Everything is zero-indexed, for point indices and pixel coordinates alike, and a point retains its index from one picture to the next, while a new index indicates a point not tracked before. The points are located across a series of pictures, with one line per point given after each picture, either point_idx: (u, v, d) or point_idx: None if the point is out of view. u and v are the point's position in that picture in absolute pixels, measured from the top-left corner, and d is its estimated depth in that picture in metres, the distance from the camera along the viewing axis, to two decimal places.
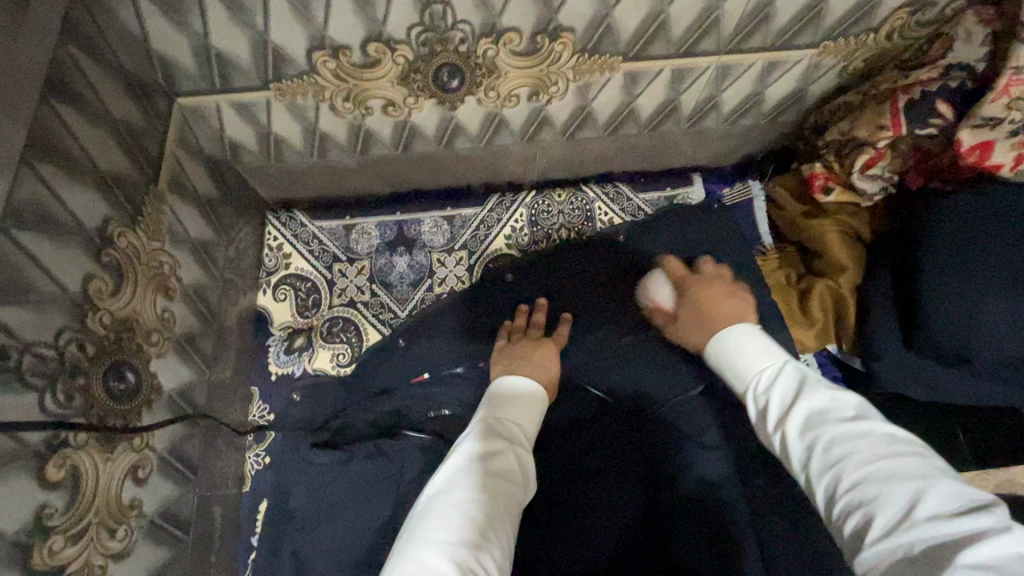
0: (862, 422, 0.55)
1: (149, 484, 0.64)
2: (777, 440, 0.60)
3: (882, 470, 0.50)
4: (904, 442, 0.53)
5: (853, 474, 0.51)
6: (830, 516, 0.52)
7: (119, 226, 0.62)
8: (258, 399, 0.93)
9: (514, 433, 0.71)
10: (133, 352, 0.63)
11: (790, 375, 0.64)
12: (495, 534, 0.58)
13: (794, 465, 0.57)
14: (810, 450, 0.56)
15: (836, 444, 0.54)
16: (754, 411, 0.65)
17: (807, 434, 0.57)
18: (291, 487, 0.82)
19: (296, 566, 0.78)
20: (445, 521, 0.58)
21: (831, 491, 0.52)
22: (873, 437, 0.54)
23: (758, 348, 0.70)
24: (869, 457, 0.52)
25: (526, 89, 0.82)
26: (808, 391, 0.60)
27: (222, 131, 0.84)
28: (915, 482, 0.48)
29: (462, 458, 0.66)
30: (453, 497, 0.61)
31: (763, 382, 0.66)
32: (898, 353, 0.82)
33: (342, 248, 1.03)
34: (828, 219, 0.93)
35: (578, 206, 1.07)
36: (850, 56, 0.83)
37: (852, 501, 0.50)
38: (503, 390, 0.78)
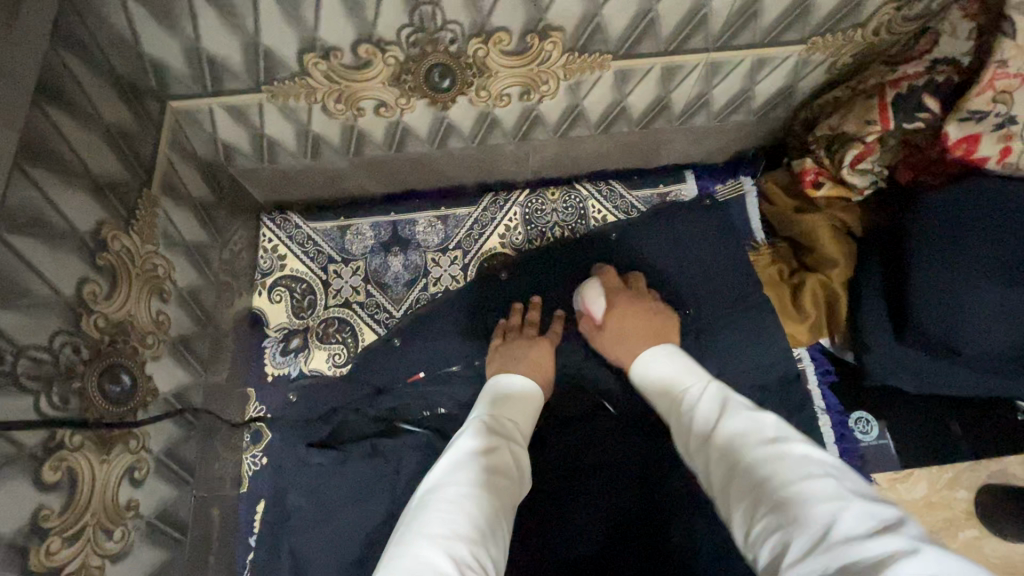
0: (781, 444, 0.56)
1: (146, 486, 0.65)
2: (706, 457, 0.60)
3: (802, 489, 0.50)
4: (820, 465, 0.53)
5: (770, 496, 0.51)
6: (750, 540, 0.52)
7: (113, 229, 0.62)
8: (255, 401, 0.93)
9: (510, 430, 0.72)
10: (129, 354, 0.63)
11: (708, 399, 0.66)
12: (493, 528, 0.59)
13: (721, 488, 0.57)
14: (731, 470, 0.56)
15: (761, 465, 0.55)
16: (680, 433, 0.66)
17: (732, 458, 0.57)
18: (289, 487, 0.82)
19: (295, 565, 0.78)
20: (443, 515, 0.58)
21: (751, 515, 0.52)
22: (792, 458, 0.54)
23: (677, 368, 0.72)
24: (787, 477, 0.52)
25: (517, 89, 0.83)
26: (727, 415, 0.62)
27: (216, 134, 0.84)
28: (829, 503, 0.48)
29: (459, 453, 0.66)
30: (450, 492, 0.61)
31: (686, 405, 0.67)
32: (888, 345, 0.83)
33: (337, 249, 1.03)
34: (820, 214, 0.93)
35: (572, 204, 1.07)
36: (838, 52, 0.83)
37: (768, 524, 0.50)
38: (500, 388, 0.78)
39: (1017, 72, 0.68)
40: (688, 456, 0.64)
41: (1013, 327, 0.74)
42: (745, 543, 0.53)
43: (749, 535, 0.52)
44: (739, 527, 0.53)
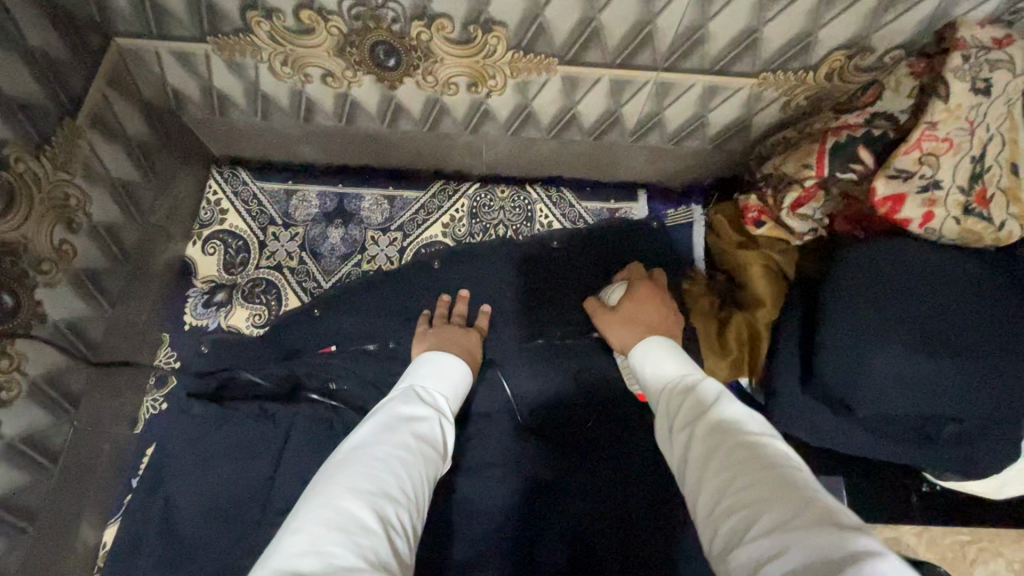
0: (766, 435, 0.57)
1: (14, 408, 0.65)
2: (682, 438, 0.62)
3: (770, 471, 0.52)
4: (797, 461, 0.54)
5: (749, 472, 0.52)
6: (714, 515, 0.53)
7: (16, 151, 0.63)
8: (168, 346, 0.94)
9: (440, 405, 0.73)
10: (14, 276, 0.64)
11: (707, 384, 0.66)
12: (417, 492, 0.60)
13: (694, 463, 0.58)
14: (706, 449, 0.58)
15: (741, 444, 0.56)
16: (667, 416, 0.67)
17: (714, 434, 0.59)
18: (173, 435, 0.82)
19: (165, 511, 0.78)
20: (368, 467, 0.58)
21: (721, 490, 0.53)
22: (772, 448, 0.55)
23: (681, 359, 0.74)
24: (762, 459, 0.53)
25: (464, 79, 0.83)
26: (722, 400, 0.63)
27: (163, 78, 0.85)
28: (805, 488, 0.49)
29: (390, 417, 0.67)
30: (379, 449, 0.62)
31: (681, 387, 0.68)
32: (795, 393, 0.81)
33: (281, 213, 1.03)
34: (756, 253, 0.92)
35: (520, 205, 1.07)
36: (791, 92, 0.82)
37: (740, 498, 0.51)
38: (428, 364, 0.79)
39: (944, 136, 0.69)
40: (668, 434, 0.65)
41: (911, 397, 0.73)
42: (708, 521, 0.53)
43: (715, 510, 0.53)
44: (708, 501, 0.54)
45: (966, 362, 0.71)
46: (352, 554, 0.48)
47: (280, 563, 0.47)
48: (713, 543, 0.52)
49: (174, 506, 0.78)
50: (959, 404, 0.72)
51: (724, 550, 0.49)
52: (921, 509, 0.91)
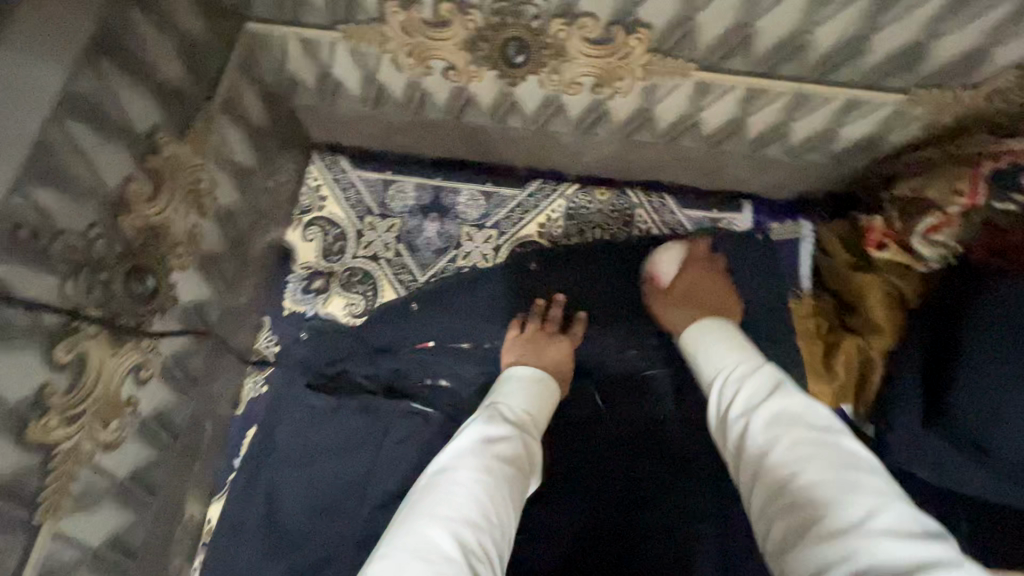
0: (829, 433, 0.58)
1: (149, 387, 0.67)
2: (736, 431, 0.63)
3: (839, 480, 0.54)
4: (865, 462, 0.56)
5: (812, 473, 0.55)
6: (769, 510, 0.56)
7: (165, 136, 0.63)
8: (268, 330, 0.95)
9: (522, 421, 0.73)
10: (157, 259, 0.64)
11: (764, 375, 0.66)
12: (503, 521, 0.61)
13: (749, 455, 0.61)
14: (755, 439, 0.61)
15: (806, 443, 0.58)
16: (719, 404, 0.68)
17: (773, 430, 0.60)
18: (280, 422, 0.85)
19: (268, 498, 0.81)
20: (449, 500, 0.60)
21: (778, 486, 0.57)
22: (839, 448, 0.57)
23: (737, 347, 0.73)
24: (832, 463, 0.55)
25: (590, 79, 0.80)
26: (783, 392, 0.63)
27: (285, 64, 0.84)
28: (868, 497, 0.52)
29: (469, 439, 0.67)
30: (461, 477, 0.62)
31: (733, 376, 0.69)
32: (918, 427, 0.77)
33: (377, 202, 1.03)
34: (875, 276, 0.88)
35: (618, 209, 1.04)
36: (941, 110, 0.76)
37: (796, 496, 0.55)
38: (512, 380, 0.78)
39: None
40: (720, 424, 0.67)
41: None
42: (760, 514, 0.58)
43: (767, 505, 0.57)
44: (763, 492, 0.58)
45: None
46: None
47: None
48: (764, 533, 0.56)
49: (278, 493, 0.81)
50: None
51: (777, 545, 0.54)
52: None
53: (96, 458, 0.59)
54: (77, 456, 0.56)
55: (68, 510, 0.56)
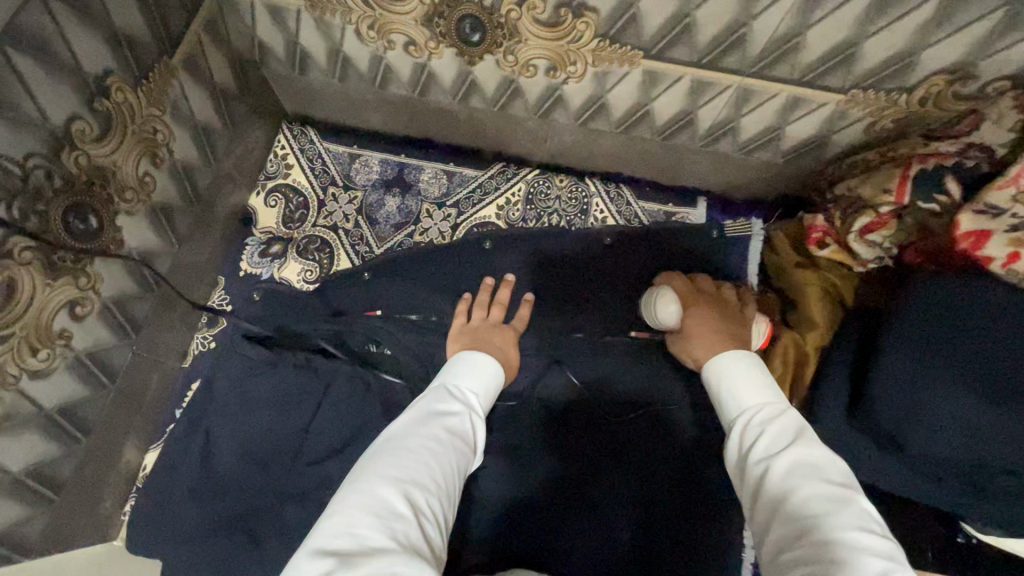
0: (848, 487, 0.54)
1: (86, 323, 0.69)
2: (756, 474, 0.59)
3: (852, 529, 0.49)
4: (881, 523, 0.51)
5: (828, 518, 0.50)
6: (777, 560, 0.51)
7: (118, 81, 0.66)
8: (223, 289, 0.96)
9: (469, 400, 0.72)
10: (101, 199, 0.67)
11: (789, 423, 0.62)
12: (448, 494, 0.59)
13: (766, 506, 0.56)
14: (775, 482, 0.56)
15: (822, 496, 0.53)
16: (738, 448, 0.64)
17: (789, 480, 0.56)
18: (220, 372, 0.87)
19: (206, 443, 0.83)
20: (402, 461, 0.58)
21: (786, 540, 0.51)
22: (856, 504, 0.52)
23: (757, 380, 0.69)
24: (847, 515, 0.51)
25: (544, 62, 0.82)
26: (806, 438, 0.59)
27: (253, 30, 0.87)
28: (880, 551, 0.47)
29: (425, 410, 0.67)
30: (415, 445, 0.60)
31: (754, 418, 0.65)
32: (840, 424, 0.79)
33: (342, 174, 1.06)
34: (815, 272, 0.90)
35: (576, 197, 1.06)
36: (877, 113, 0.79)
37: (807, 549, 0.49)
38: (467, 359, 0.76)
39: None
40: (739, 471, 0.62)
41: (962, 438, 0.69)
42: (770, 562, 0.52)
43: (779, 550, 0.51)
44: (775, 537, 0.53)
45: None
46: (386, 540, 0.48)
47: (318, 544, 0.48)
48: None
49: (215, 439, 0.83)
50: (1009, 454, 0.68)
51: None
52: None
53: (22, 384, 0.61)
54: (1, 377, 0.58)
55: None
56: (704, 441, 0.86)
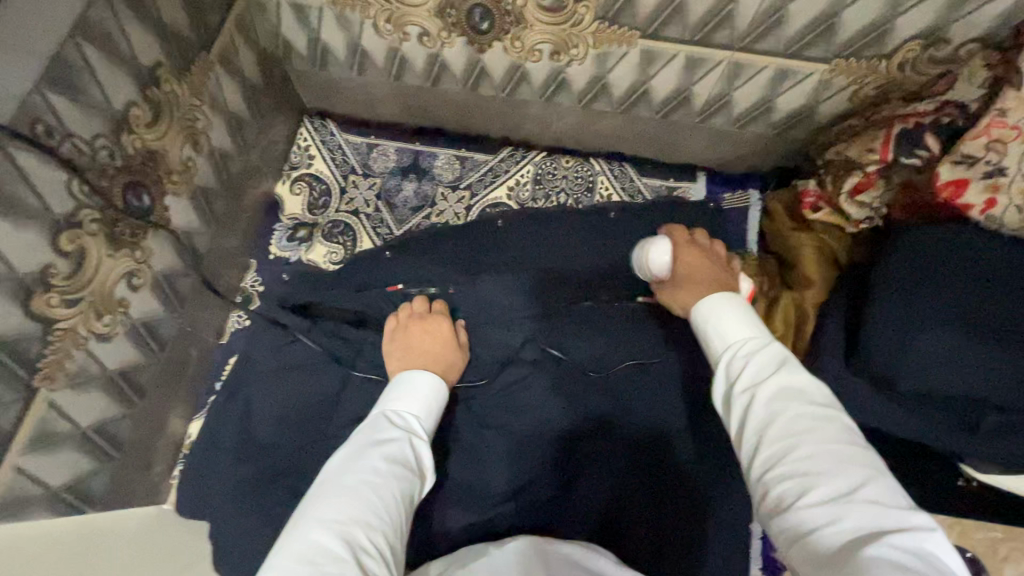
0: (831, 407, 0.53)
1: (141, 294, 0.75)
2: (738, 403, 0.56)
3: (833, 453, 0.49)
4: (857, 436, 0.52)
5: (808, 445, 0.50)
6: (763, 476, 0.51)
7: (166, 72, 0.73)
8: (254, 271, 1.03)
9: (413, 427, 0.72)
10: (152, 179, 0.74)
11: (770, 351, 0.58)
12: (393, 531, 0.60)
13: (749, 431, 0.54)
14: (756, 411, 0.54)
15: (808, 419, 0.52)
16: (723, 377, 0.60)
17: (775, 403, 0.53)
18: (257, 345, 0.93)
19: (246, 410, 0.89)
20: (340, 505, 0.59)
21: (772, 462, 0.51)
22: (836, 423, 0.52)
23: (750, 315, 0.64)
24: (827, 438, 0.50)
25: (549, 47, 0.89)
26: (790, 363, 0.56)
27: (279, 28, 0.95)
28: (860, 470, 0.48)
29: (360, 442, 0.67)
30: (356, 484, 0.61)
31: (742, 348, 0.60)
32: (838, 370, 0.84)
33: (360, 163, 1.12)
34: (809, 235, 0.96)
35: (581, 176, 1.12)
36: (860, 81, 0.86)
37: (794, 469, 0.49)
38: (404, 380, 0.77)
39: (1015, 123, 0.71)
40: (722, 394, 0.59)
41: (950, 373, 0.74)
42: (755, 486, 0.52)
43: (763, 476, 0.51)
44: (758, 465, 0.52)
45: (1012, 346, 0.72)
46: None
47: None
48: (761, 505, 0.51)
49: (254, 406, 0.89)
50: (992, 386, 0.74)
51: (771, 516, 0.49)
52: (957, 503, 0.90)
53: (90, 345, 0.68)
54: (74, 336, 0.65)
55: (63, 383, 0.65)
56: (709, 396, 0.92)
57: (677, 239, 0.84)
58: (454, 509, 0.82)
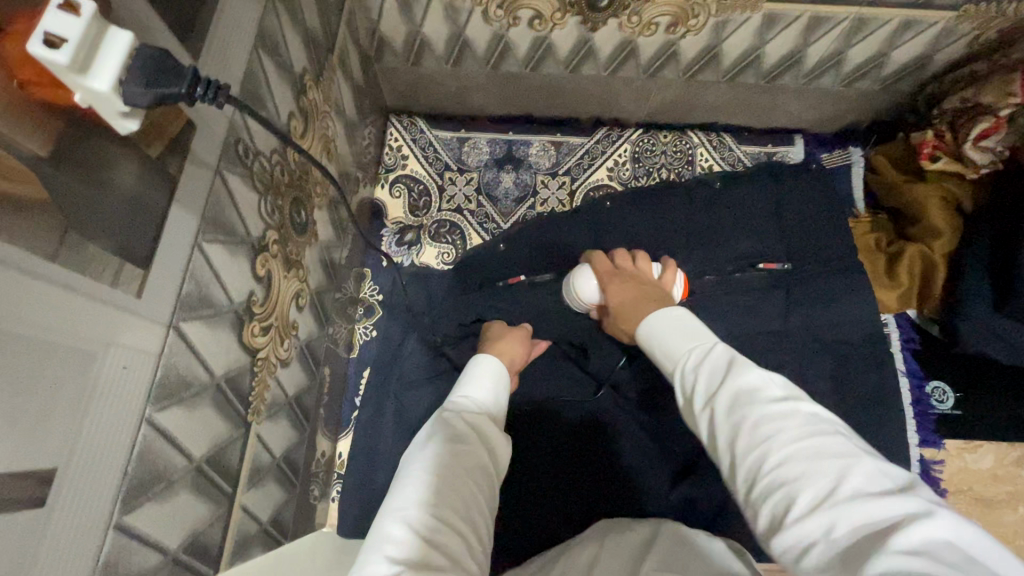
0: (787, 401, 0.50)
1: (304, 314, 0.73)
2: (705, 418, 0.54)
3: (804, 451, 0.45)
4: (832, 426, 0.48)
5: (774, 447, 0.47)
6: (751, 496, 0.47)
7: (309, 79, 0.69)
8: (371, 280, 1.02)
9: (461, 403, 0.68)
10: (306, 193, 0.70)
11: (715, 356, 0.58)
12: (468, 510, 0.55)
13: (721, 443, 0.51)
14: (723, 421, 0.51)
15: (767, 420, 0.48)
16: (682, 391, 0.59)
17: (734, 414, 0.51)
18: (395, 358, 0.94)
19: (398, 421, 0.89)
20: (401, 492, 0.55)
21: (751, 472, 0.47)
22: (798, 417, 0.48)
23: (691, 328, 0.64)
24: (795, 436, 0.47)
25: (667, 19, 0.86)
26: (739, 364, 0.54)
27: (378, 24, 0.90)
28: (831, 460, 0.44)
29: (421, 436, 0.64)
30: (411, 476, 0.58)
31: (688, 363, 0.60)
32: (985, 315, 0.86)
33: (454, 159, 1.10)
34: (930, 186, 0.96)
35: (680, 149, 1.12)
36: (986, 26, 0.85)
37: (774, 480, 0.45)
38: (471, 369, 0.76)
39: None
40: (688, 411, 0.58)
41: None
42: (744, 505, 0.48)
43: (749, 492, 0.47)
44: (741, 480, 0.48)
45: None
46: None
47: None
48: (757, 524, 0.46)
49: (407, 416, 0.89)
50: None
51: (765, 534, 0.45)
52: None
53: (278, 372, 0.65)
54: (269, 365, 0.62)
55: (264, 414, 0.62)
56: (848, 358, 0.93)
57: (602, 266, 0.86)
58: (630, 492, 0.83)
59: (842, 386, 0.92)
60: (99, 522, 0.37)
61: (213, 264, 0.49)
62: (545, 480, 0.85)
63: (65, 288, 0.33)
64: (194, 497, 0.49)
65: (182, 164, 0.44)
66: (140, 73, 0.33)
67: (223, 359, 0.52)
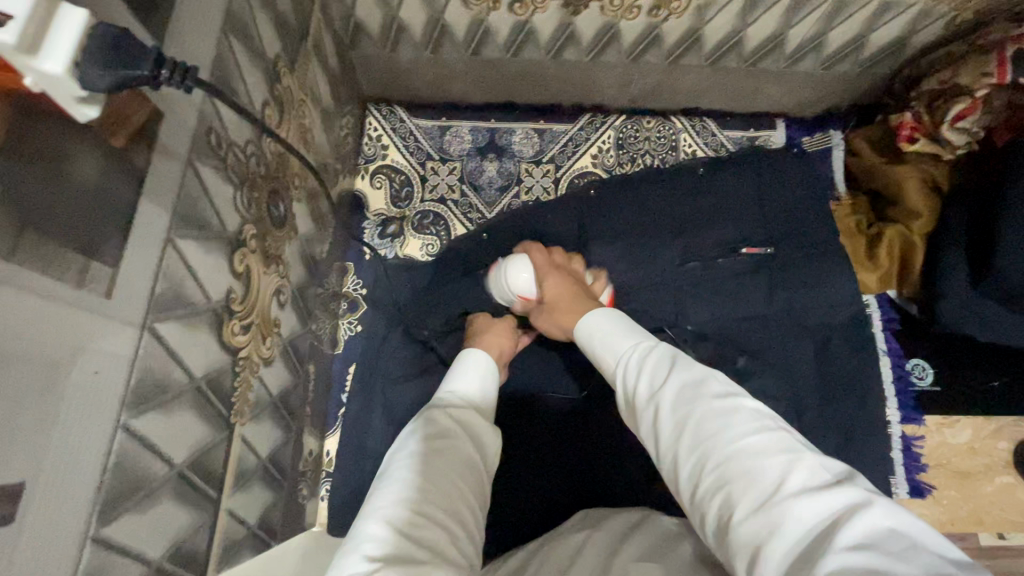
0: (728, 400, 0.50)
1: (286, 311, 0.70)
2: (648, 420, 0.53)
3: (744, 451, 0.45)
4: (769, 422, 0.48)
5: (717, 450, 0.46)
6: (699, 499, 0.46)
7: (283, 67, 0.66)
8: (354, 274, 1.00)
9: (447, 397, 0.67)
10: (284, 185, 0.67)
11: (656, 355, 0.57)
12: (456, 503, 0.54)
13: (666, 449, 0.50)
14: (668, 425, 0.50)
15: (709, 421, 0.48)
16: (623, 392, 0.58)
17: (677, 415, 0.50)
18: (382, 352, 0.92)
19: (387, 417, 0.88)
20: (382, 492, 0.54)
21: (699, 476, 0.47)
22: (738, 416, 0.48)
23: (627, 327, 0.63)
24: (736, 437, 0.46)
25: (649, 2, 0.85)
26: (682, 364, 0.54)
27: (353, 9, 0.87)
28: (772, 460, 0.44)
29: (406, 433, 0.62)
30: (392, 471, 0.56)
31: (626, 362, 0.58)
32: (964, 293, 0.87)
33: (436, 148, 1.08)
34: (910, 166, 0.97)
35: (664, 135, 1.12)
36: (962, 6, 0.86)
37: (722, 483, 0.45)
38: (459, 364, 0.73)
39: None
40: (630, 415, 0.57)
41: None
42: (693, 508, 0.47)
43: (697, 496, 0.46)
44: (689, 485, 0.48)
45: None
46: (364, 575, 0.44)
47: None
48: (708, 527, 0.45)
49: (396, 412, 0.88)
50: None
51: (715, 537, 0.44)
52: None
53: (261, 371, 0.63)
54: (252, 363, 0.60)
55: (248, 415, 0.60)
56: (831, 338, 0.95)
57: (537, 259, 0.81)
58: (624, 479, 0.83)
59: (825, 367, 0.94)
60: (76, 535, 0.35)
61: (188, 261, 0.46)
62: (535, 472, 0.84)
63: (28, 289, 0.31)
64: (176, 504, 0.47)
65: (150, 155, 0.42)
66: (97, 55, 0.31)
67: (203, 359, 0.50)
